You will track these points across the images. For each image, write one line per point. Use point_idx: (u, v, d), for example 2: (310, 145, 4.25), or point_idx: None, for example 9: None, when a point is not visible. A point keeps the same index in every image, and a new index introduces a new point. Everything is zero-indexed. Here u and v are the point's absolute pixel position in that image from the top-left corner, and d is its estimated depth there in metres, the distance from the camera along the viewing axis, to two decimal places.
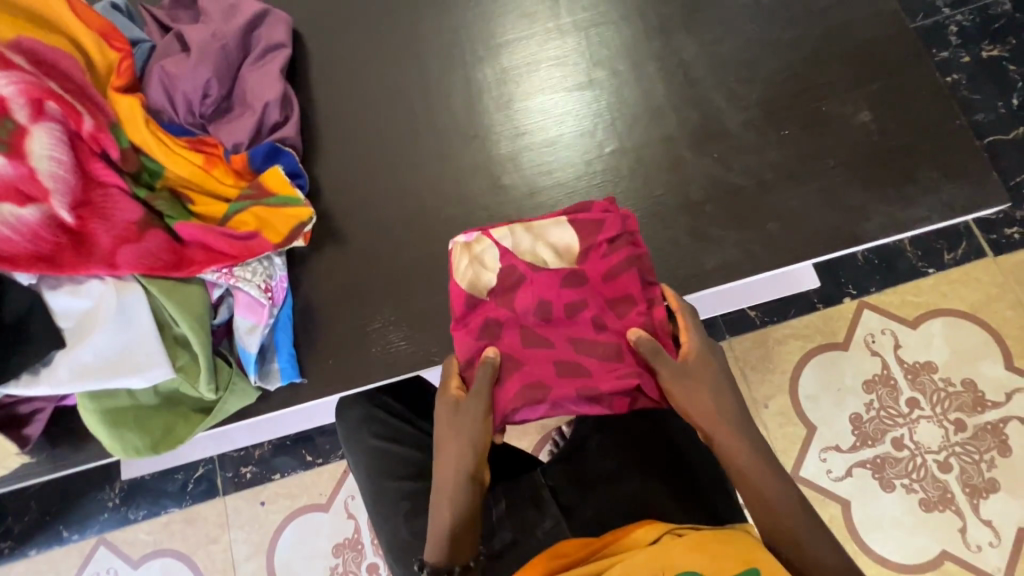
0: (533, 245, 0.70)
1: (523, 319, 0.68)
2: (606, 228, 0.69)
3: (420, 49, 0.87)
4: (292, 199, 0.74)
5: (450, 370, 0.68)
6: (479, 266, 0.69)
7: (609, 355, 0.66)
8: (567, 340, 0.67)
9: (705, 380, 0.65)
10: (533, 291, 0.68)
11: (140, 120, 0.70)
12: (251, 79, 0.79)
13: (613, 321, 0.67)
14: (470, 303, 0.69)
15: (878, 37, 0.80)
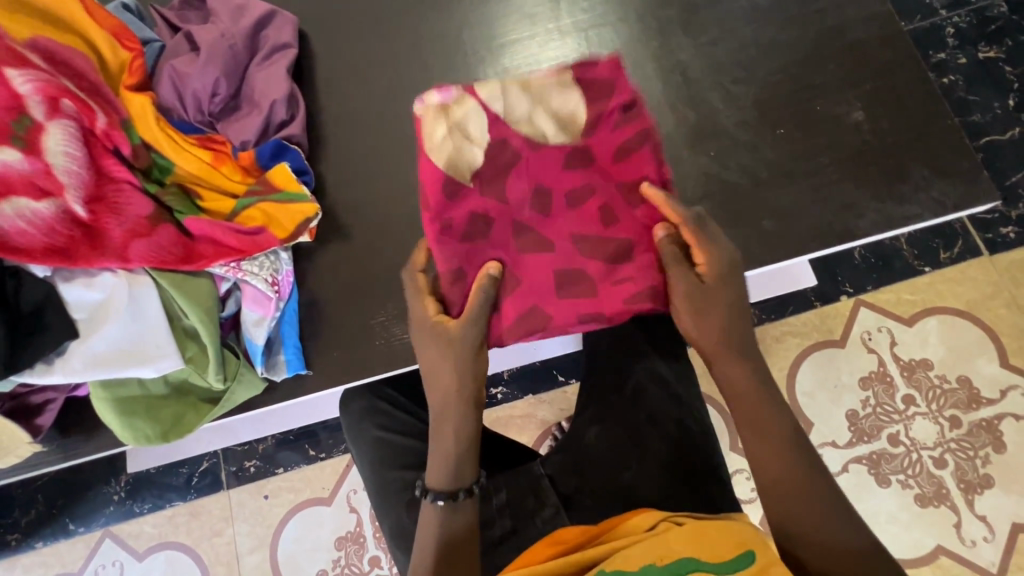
0: (525, 119, 0.69)
1: (519, 211, 0.69)
2: (605, 116, 0.69)
3: (424, 49, 0.89)
4: (298, 196, 0.76)
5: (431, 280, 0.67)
6: (461, 136, 0.67)
7: (613, 255, 0.69)
8: (567, 239, 0.69)
9: (723, 303, 0.65)
10: (528, 179, 0.69)
11: (151, 118, 0.72)
12: (258, 78, 0.81)
13: (615, 213, 0.69)
14: (454, 182, 0.67)
15: (872, 38, 0.81)
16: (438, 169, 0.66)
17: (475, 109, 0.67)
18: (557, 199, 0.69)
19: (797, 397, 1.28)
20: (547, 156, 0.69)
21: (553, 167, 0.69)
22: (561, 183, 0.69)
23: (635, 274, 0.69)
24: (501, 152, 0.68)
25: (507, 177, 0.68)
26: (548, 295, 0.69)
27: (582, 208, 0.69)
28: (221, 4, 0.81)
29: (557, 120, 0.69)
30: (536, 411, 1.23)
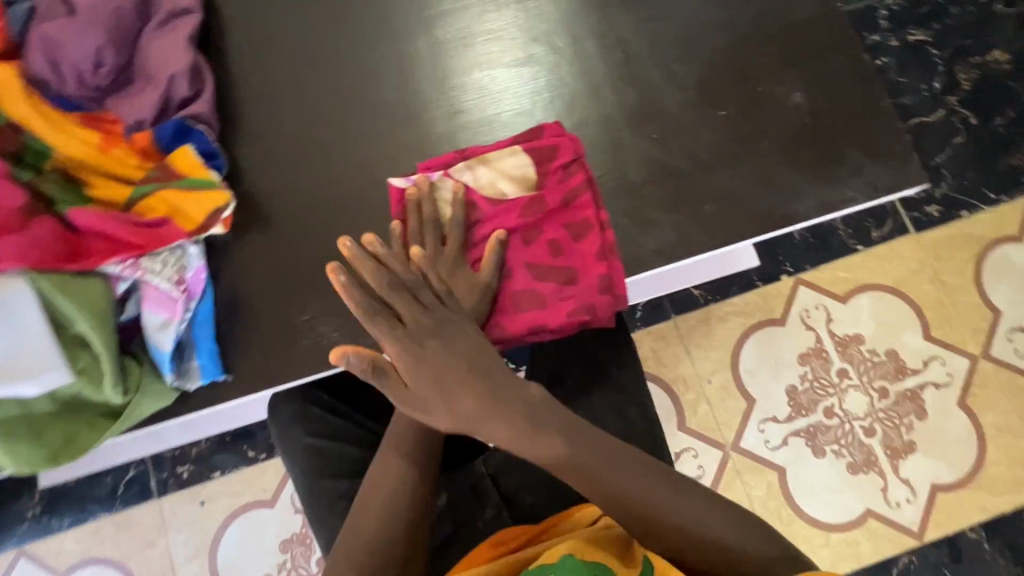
0: (493, 178, 0.71)
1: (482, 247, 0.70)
2: (560, 151, 0.72)
3: (347, 19, 0.81)
4: (206, 182, 0.68)
5: (401, 296, 0.65)
6: (432, 201, 0.69)
7: (564, 280, 0.70)
8: (527, 267, 0.70)
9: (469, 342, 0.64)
10: (493, 224, 0.70)
11: (19, 94, 0.64)
12: (153, 47, 0.71)
13: (569, 245, 0.70)
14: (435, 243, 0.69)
15: (811, 18, 0.80)
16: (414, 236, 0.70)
17: (447, 180, 0.71)
18: (520, 238, 0.70)
19: (741, 375, 1.32)
20: (509, 207, 0.70)
21: (514, 213, 0.70)
22: (523, 221, 0.70)
23: (588, 291, 0.70)
24: (466, 205, 0.70)
25: (474, 232, 0.70)
26: (506, 315, 0.70)
27: (540, 244, 0.70)
28: None
29: (519, 179, 0.71)
30: None
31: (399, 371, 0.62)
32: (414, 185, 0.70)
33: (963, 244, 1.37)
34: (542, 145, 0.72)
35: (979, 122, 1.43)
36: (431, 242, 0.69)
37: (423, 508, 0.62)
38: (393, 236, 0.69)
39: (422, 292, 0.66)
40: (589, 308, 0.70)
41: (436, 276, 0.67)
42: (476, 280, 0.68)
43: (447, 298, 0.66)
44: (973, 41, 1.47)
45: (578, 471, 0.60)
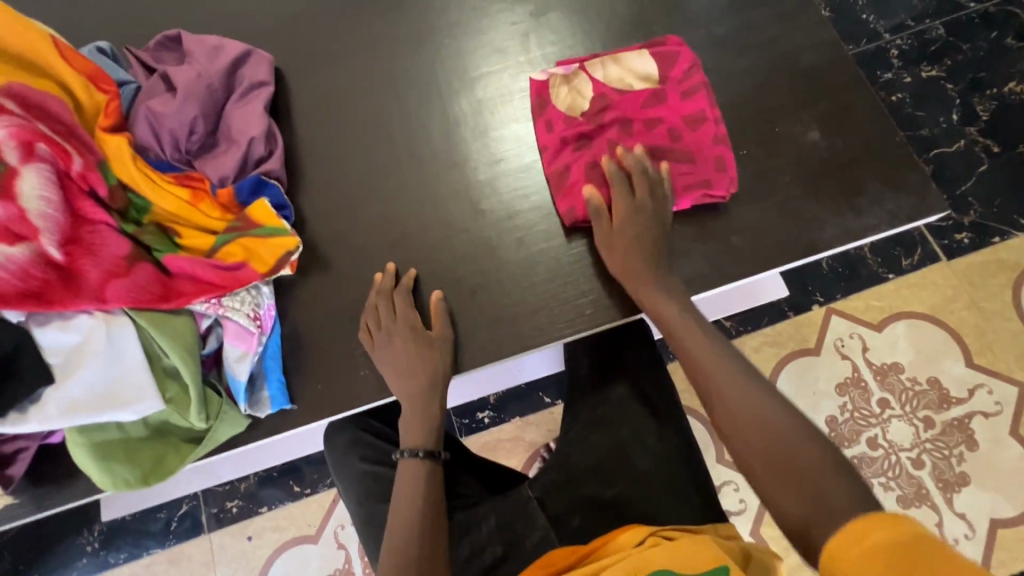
0: (622, 76, 0.85)
1: (609, 130, 0.82)
2: (680, 59, 0.84)
3: (399, 83, 0.92)
4: (278, 230, 0.77)
5: (391, 365, 0.75)
6: (576, 95, 0.85)
7: (685, 160, 0.80)
8: (648, 146, 0.81)
9: (639, 242, 0.75)
10: (619, 111, 0.82)
11: (128, 158, 0.72)
12: (235, 115, 0.82)
13: (687, 132, 0.81)
14: (568, 121, 0.84)
15: (823, 63, 0.87)
16: (557, 115, 0.85)
17: (583, 74, 0.85)
18: (640, 125, 0.82)
19: None
20: (632, 97, 0.83)
21: (639, 103, 0.82)
22: (643, 112, 0.82)
23: (709, 165, 0.80)
24: (597, 95, 0.84)
25: (601, 116, 0.82)
26: (585, 179, 0.80)
27: (658, 129, 0.81)
28: (196, 46, 0.83)
29: (645, 77, 0.84)
30: (523, 434, 1.27)
31: (403, 439, 0.74)
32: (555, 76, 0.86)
33: (997, 270, 1.37)
34: (664, 54, 0.85)
35: (1001, 150, 1.46)
36: (384, 311, 0.77)
37: (433, 548, 0.67)
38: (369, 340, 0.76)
39: (388, 360, 0.75)
40: (705, 186, 0.79)
41: (393, 343, 0.75)
42: (434, 336, 0.76)
43: (412, 360, 0.74)
44: (987, 74, 1.51)
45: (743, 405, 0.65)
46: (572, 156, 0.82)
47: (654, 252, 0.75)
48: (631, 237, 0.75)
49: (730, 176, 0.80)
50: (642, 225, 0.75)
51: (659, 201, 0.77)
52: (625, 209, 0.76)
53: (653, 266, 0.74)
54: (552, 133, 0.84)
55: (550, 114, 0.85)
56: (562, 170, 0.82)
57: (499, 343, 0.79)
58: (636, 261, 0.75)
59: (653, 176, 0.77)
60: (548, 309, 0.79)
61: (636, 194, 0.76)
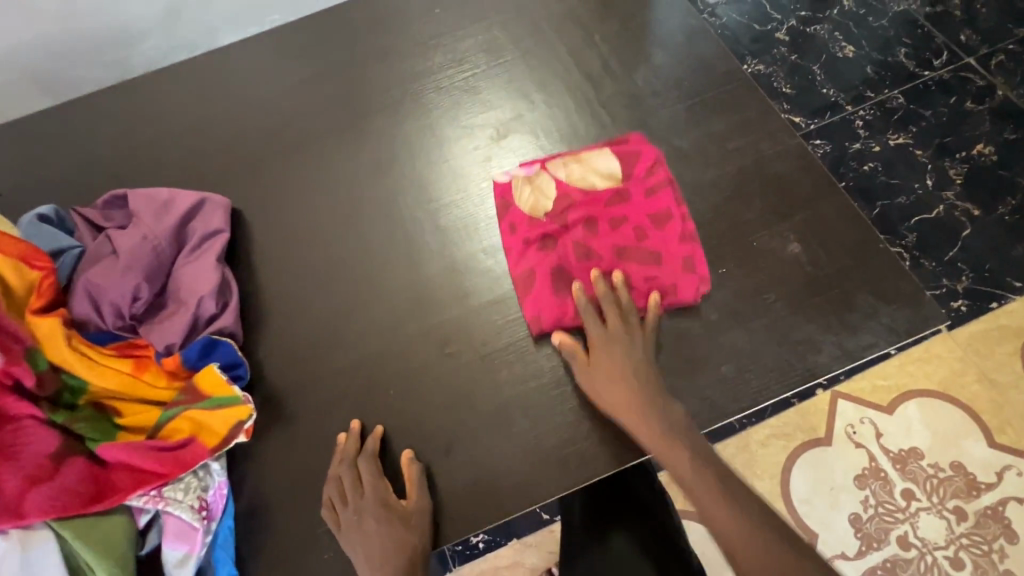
0: (585, 176, 0.85)
1: (574, 232, 0.81)
2: (642, 155, 0.85)
3: (361, 218, 0.89)
4: (229, 398, 0.71)
5: (359, 550, 0.67)
6: (537, 193, 0.84)
7: (651, 258, 0.79)
8: (613, 248, 0.80)
9: (619, 368, 0.72)
10: (583, 211, 0.82)
11: (60, 339, 0.66)
12: (185, 271, 0.78)
13: (654, 232, 0.80)
14: (531, 221, 0.83)
15: (793, 170, 0.84)
16: (520, 215, 0.84)
17: (546, 174, 0.85)
18: (604, 225, 0.81)
19: (795, 506, 1.21)
20: (597, 196, 0.83)
21: (602, 201, 0.83)
22: (608, 211, 0.82)
23: (676, 262, 0.79)
24: (560, 195, 0.84)
25: (565, 216, 0.82)
26: (551, 284, 0.78)
27: (622, 228, 0.81)
28: (146, 202, 0.80)
29: (608, 175, 0.85)
30: (524, 559, 1.16)
31: None
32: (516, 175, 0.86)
33: (1002, 338, 1.31)
34: (622, 152, 0.86)
35: (982, 213, 1.44)
36: (348, 483, 0.70)
37: None
38: (334, 519, 0.69)
39: (358, 542, 0.67)
40: (672, 288, 0.77)
41: (369, 523, 0.68)
42: (407, 507, 0.69)
43: (389, 539, 0.67)
44: (954, 138, 1.53)
45: (745, 548, 0.64)
46: (535, 260, 0.80)
47: (638, 383, 0.71)
48: (610, 370, 0.72)
49: (700, 276, 0.78)
50: (623, 357, 0.72)
51: (634, 329, 0.74)
52: (602, 342, 0.73)
53: (637, 396, 0.70)
54: (515, 236, 0.82)
55: (512, 213, 0.84)
56: (527, 275, 0.80)
57: (478, 505, 0.71)
58: (620, 399, 0.70)
59: (625, 305, 0.76)
60: (530, 462, 0.72)
61: (608, 325, 0.74)
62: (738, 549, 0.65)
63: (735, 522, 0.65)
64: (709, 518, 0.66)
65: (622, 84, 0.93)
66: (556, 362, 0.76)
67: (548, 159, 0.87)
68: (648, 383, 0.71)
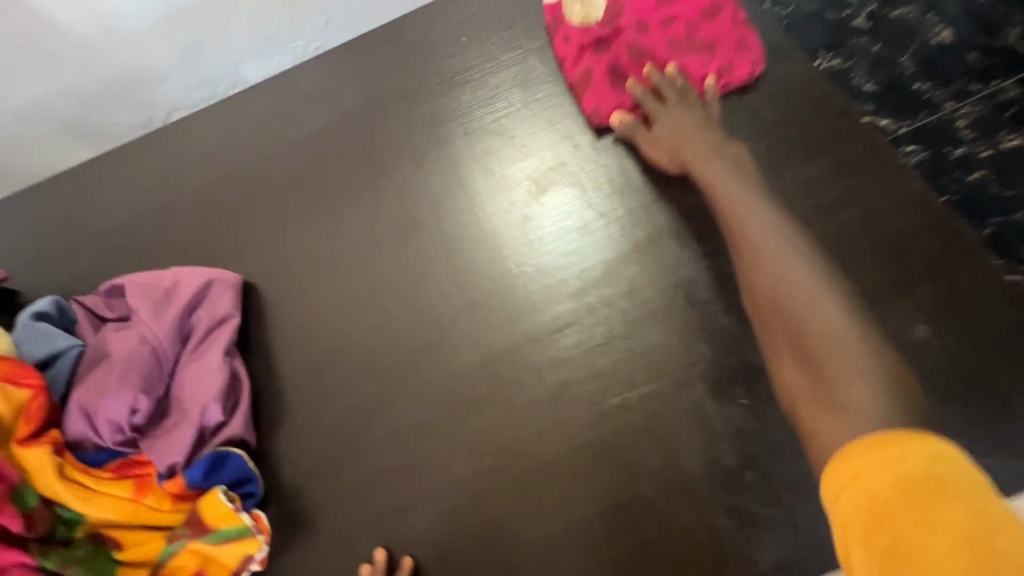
0: None
1: (629, 37, 0.81)
2: None
3: (385, 296, 0.78)
4: (237, 530, 0.61)
5: None
6: (588, 6, 0.84)
7: (705, 48, 0.79)
8: (665, 43, 0.80)
9: (681, 121, 0.72)
10: (633, 13, 0.82)
11: (50, 471, 0.60)
12: (190, 371, 0.69)
13: (704, 21, 0.80)
14: (583, 30, 0.83)
15: (912, 227, 0.68)
16: (573, 29, 0.84)
17: None
18: (656, 26, 0.81)
19: None
20: None
21: (654, 4, 0.82)
22: (660, 13, 0.81)
23: (731, 62, 0.78)
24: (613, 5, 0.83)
25: (617, 21, 0.82)
26: (606, 82, 0.80)
27: (674, 27, 0.81)
28: (146, 292, 0.72)
29: None
30: None
31: None
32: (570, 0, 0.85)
33: None
34: None
35: None
36: None
37: None
38: None
39: None
40: (727, 67, 0.78)
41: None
42: None
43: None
44: None
45: (810, 319, 0.48)
46: (591, 61, 0.82)
47: (693, 137, 0.70)
48: (667, 124, 0.73)
49: (755, 58, 0.78)
50: (681, 123, 0.72)
51: (697, 107, 0.73)
52: (660, 114, 0.74)
53: (700, 138, 0.69)
54: (570, 43, 0.83)
55: (568, 29, 0.84)
56: (583, 75, 0.81)
57: None
58: (677, 135, 0.71)
59: (687, 87, 0.75)
60: None
61: (667, 103, 0.74)
62: (789, 352, 0.48)
63: (824, 309, 0.48)
64: (760, 272, 0.54)
65: None
66: (614, 483, 0.63)
67: None
68: (705, 141, 0.69)
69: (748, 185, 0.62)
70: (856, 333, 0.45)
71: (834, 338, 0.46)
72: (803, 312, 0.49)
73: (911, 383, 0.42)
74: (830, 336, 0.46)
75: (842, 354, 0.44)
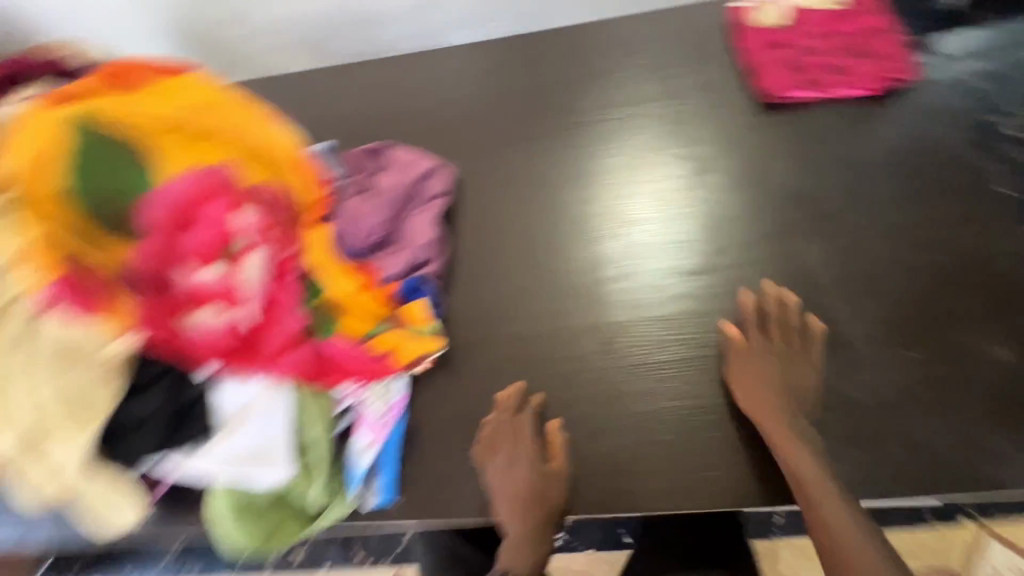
0: (816, 0, 1.06)
1: (806, 42, 1.03)
2: None
3: (556, 214, 0.99)
4: (426, 331, 0.86)
5: (501, 482, 0.79)
6: (774, 13, 1.07)
7: (868, 59, 1.00)
8: (836, 50, 1.01)
9: (768, 372, 0.78)
10: (812, 25, 1.04)
11: (323, 247, 0.82)
12: (414, 220, 0.94)
13: (870, 40, 1.01)
14: (767, 31, 1.06)
15: (1014, 278, 0.82)
16: (758, 28, 1.07)
17: (784, 3, 1.07)
18: (830, 37, 1.03)
19: None
20: (826, 15, 1.04)
21: (829, 20, 1.04)
22: (834, 26, 1.03)
23: (889, 70, 0.98)
24: (796, 15, 1.06)
25: (798, 30, 1.04)
26: (782, 70, 1.02)
27: (845, 39, 1.02)
28: (398, 159, 0.98)
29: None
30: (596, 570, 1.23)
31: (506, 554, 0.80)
32: (759, 3, 1.08)
33: None
34: None
35: None
36: (507, 435, 0.80)
37: None
38: (485, 458, 0.80)
39: (503, 483, 0.78)
40: (889, 72, 0.98)
41: (517, 469, 0.78)
42: (553, 470, 0.79)
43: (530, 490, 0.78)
44: None
45: (824, 508, 0.68)
46: (773, 54, 1.03)
47: (782, 388, 0.77)
48: (766, 364, 0.79)
49: (908, 71, 0.99)
50: (767, 365, 0.78)
51: (795, 347, 0.80)
52: (755, 348, 0.80)
53: (776, 398, 0.76)
54: (753, 39, 1.06)
55: (753, 29, 1.07)
56: (764, 63, 1.03)
57: (608, 493, 0.78)
58: (759, 390, 0.77)
59: (793, 322, 0.81)
60: (667, 472, 0.78)
61: (767, 340, 0.80)
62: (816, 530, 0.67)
63: (839, 508, 0.67)
64: (792, 470, 0.71)
65: (843, 151, 0.95)
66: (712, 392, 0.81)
67: None
68: (791, 390, 0.78)
69: (797, 415, 0.75)
70: (856, 522, 0.66)
71: (834, 523, 0.66)
72: (823, 508, 0.68)
73: (885, 542, 0.65)
74: (841, 528, 0.66)
75: (846, 530, 0.66)
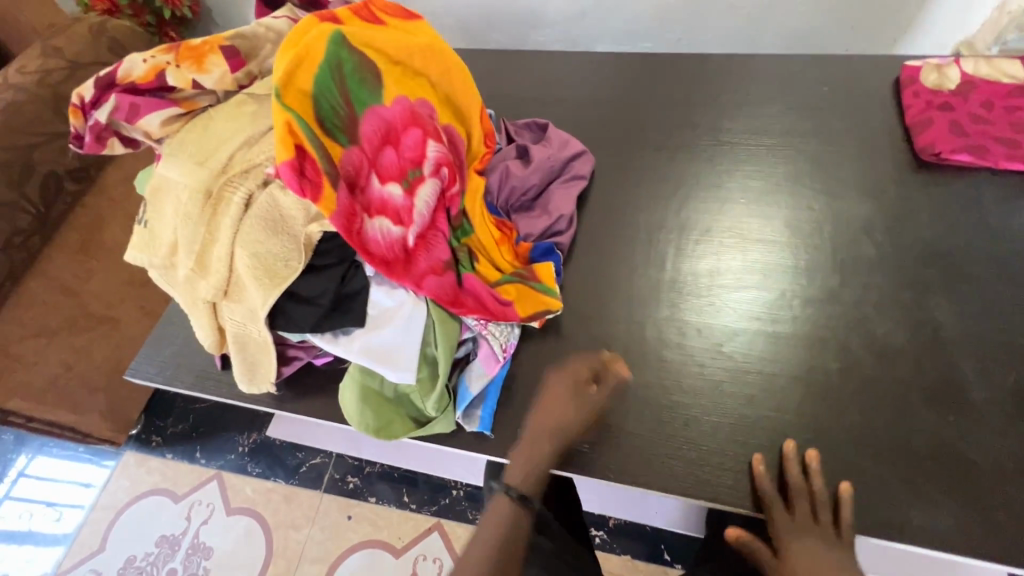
0: (991, 71, 1.06)
1: (973, 109, 1.03)
2: None
3: (685, 216, 1.03)
4: (550, 291, 0.91)
5: (550, 401, 0.81)
6: (943, 77, 1.07)
7: None
8: (1006, 122, 1.01)
9: (809, 554, 0.69)
10: (985, 93, 1.04)
11: (477, 196, 0.93)
12: (556, 193, 1.03)
13: None
14: (934, 92, 1.06)
15: None
16: (924, 88, 1.08)
17: (956, 68, 1.07)
18: (1001, 108, 1.02)
19: None
20: (1001, 87, 1.04)
21: (1003, 93, 1.03)
22: (1007, 99, 1.03)
23: None
24: (968, 82, 1.06)
25: (968, 96, 1.04)
26: (944, 130, 1.02)
27: (1017, 113, 1.01)
28: (550, 137, 1.07)
29: (1014, 75, 1.05)
30: None
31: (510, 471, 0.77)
32: (930, 64, 1.09)
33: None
34: None
35: None
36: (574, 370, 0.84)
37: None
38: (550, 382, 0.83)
39: (550, 405, 0.81)
40: None
41: (565, 394, 0.81)
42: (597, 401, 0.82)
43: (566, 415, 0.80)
44: None
45: None
46: (936, 113, 1.04)
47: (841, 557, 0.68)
48: (796, 548, 0.70)
49: None
50: (811, 547, 0.69)
51: (826, 525, 0.72)
52: (789, 535, 0.72)
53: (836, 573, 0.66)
54: (918, 98, 1.07)
55: (919, 88, 1.08)
56: (924, 121, 1.04)
57: (694, 479, 0.80)
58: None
59: (814, 492, 0.75)
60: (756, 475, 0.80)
61: (793, 519, 0.73)
62: None
63: None
64: None
65: (993, 222, 0.95)
66: (815, 413, 0.83)
67: (960, 58, 1.09)
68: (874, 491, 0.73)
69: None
70: None
71: None
72: None
73: None
74: None
75: None
